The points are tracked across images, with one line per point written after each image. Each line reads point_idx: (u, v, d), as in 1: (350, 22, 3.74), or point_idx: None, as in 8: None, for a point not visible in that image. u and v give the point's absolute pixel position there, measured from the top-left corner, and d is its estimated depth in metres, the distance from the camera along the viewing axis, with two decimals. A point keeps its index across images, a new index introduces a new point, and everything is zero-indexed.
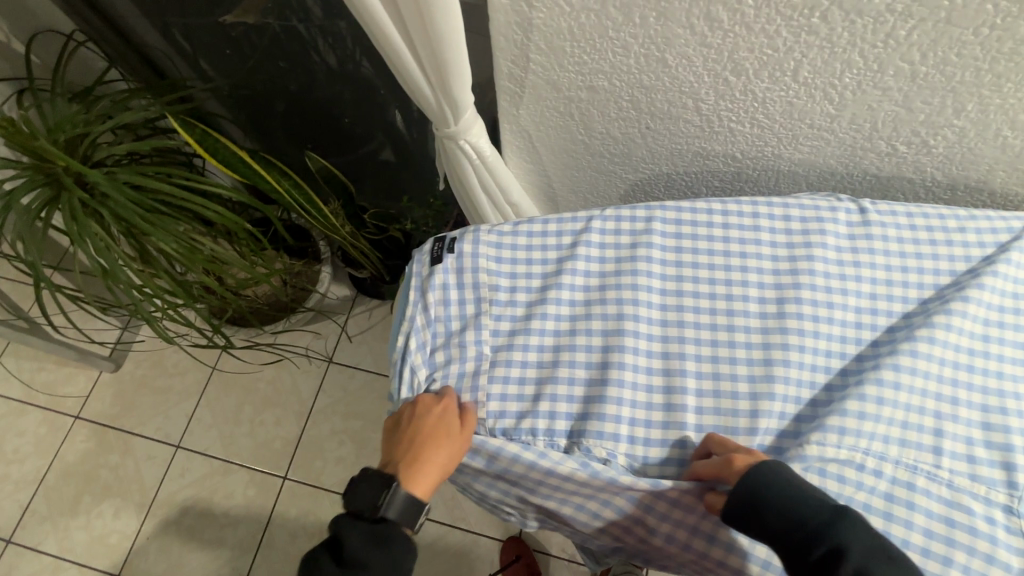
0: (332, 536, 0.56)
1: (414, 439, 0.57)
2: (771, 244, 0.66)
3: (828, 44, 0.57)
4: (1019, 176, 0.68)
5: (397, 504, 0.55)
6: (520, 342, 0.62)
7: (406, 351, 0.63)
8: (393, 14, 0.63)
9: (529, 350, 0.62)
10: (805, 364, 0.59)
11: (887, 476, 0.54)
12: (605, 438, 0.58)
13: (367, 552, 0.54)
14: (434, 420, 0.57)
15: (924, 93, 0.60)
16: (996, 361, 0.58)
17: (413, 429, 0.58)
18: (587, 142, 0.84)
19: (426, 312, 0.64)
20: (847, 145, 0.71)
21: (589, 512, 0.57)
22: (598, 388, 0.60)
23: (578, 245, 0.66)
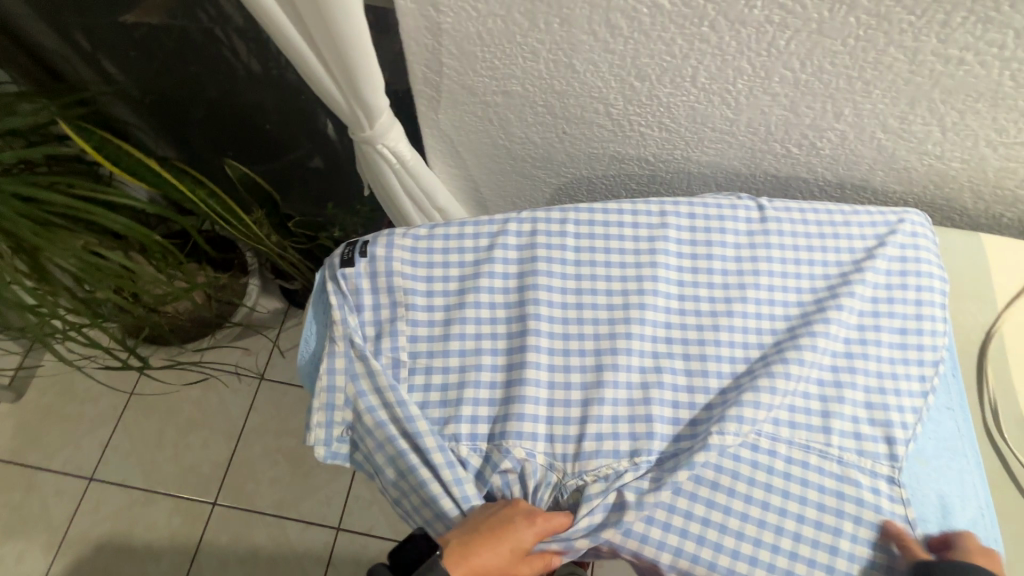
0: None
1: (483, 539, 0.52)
2: (677, 242, 0.69)
3: (719, 51, 0.61)
4: (896, 175, 0.75)
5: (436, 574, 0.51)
6: (439, 347, 0.62)
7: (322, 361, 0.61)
8: (293, 16, 0.61)
9: (450, 353, 0.61)
10: (707, 356, 0.63)
11: (781, 455, 0.58)
12: (524, 438, 0.58)
13: None
14: (516, 529, 0.53)
15: (807, 99, 0.65)
16: (874, 343, 0.63)
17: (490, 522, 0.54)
18: (509, 145, 0.85)
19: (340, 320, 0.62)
20: (747, 147, 0.75)
21: None
22: (517, 388, 0.60)
23: (495, 247, 0.66)
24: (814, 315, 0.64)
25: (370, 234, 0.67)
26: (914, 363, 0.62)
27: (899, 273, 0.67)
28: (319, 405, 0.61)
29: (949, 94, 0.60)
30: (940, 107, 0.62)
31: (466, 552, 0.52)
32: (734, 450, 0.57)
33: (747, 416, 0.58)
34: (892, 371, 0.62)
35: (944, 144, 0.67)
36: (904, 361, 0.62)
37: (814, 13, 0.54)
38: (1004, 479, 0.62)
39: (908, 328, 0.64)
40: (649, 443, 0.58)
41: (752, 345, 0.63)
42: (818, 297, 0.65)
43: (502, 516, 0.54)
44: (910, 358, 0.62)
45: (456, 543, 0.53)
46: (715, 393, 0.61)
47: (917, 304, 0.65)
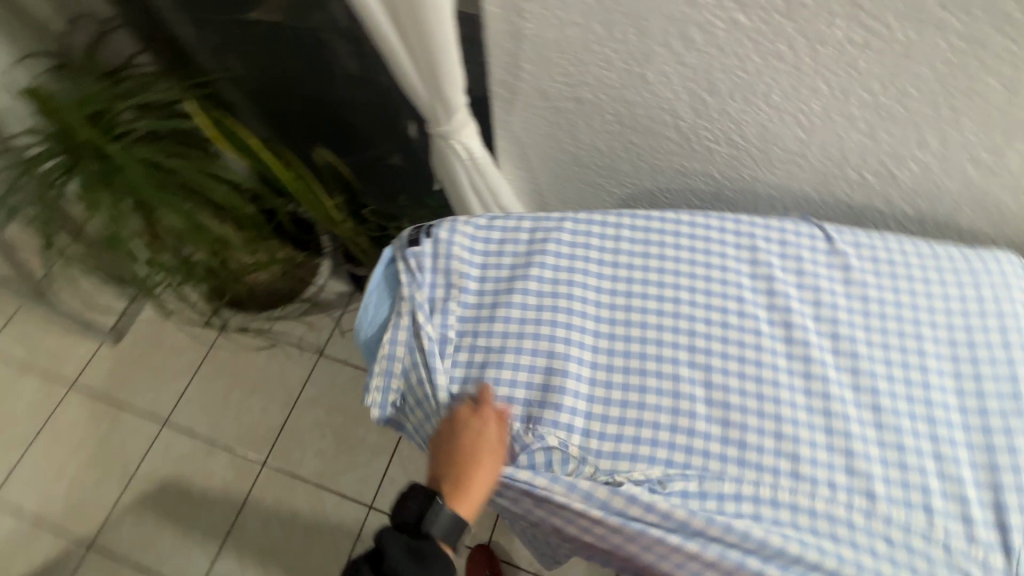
0: (375, 547, 0.57)
1: (463, 460, 0.58)
2: (738, 261, 0.67)
3: (795, 69, 0.60)
4: (985, 214, 0.70)
5: (444, 520, 0.57)
6: (481, 329, 0.64)
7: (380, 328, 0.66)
8: (389, 20, 0.68)
9: (493, 334, 0.63)
10: (762, 379, 0.61)
11: (859, 508, 0.55)
12: (558, 427, 0.59)
13: (407, 565, 0.56)
14: (464, 431, 0.58)
15: (886, 124, 0.63)
16: (971, 405, 0.59)
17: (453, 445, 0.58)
18: (576, 150, 0.87)
19: (411, 295, 0.65)
20: (819, 171, 0.73)
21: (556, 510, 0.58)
22: (558, 378, 0.61)
23: (548, 241, 0.68)
24: (902, 364, 0.61)
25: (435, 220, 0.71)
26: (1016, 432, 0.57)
27: (995, 327, 0.62)
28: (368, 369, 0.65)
29: None
30: None
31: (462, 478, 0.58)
32: (804, 495, 0.56)
33: (805, 457, 0.57)
34: (981, 434, 0.58)
35: None
36: (1005, 431, 0.57)
37: (899, 34, 0.53)
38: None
39: (983, 378, 0.60)
40: (688, 456, 0.58)
41: (831, 382, 0.61)
42: (907, 344, 0.62)
43: (463, 432, 0.58)
44: (1012, 428, 0.57)
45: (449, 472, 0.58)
46: (780, 426, 0.59)
47: (1016, 365, 0.60)
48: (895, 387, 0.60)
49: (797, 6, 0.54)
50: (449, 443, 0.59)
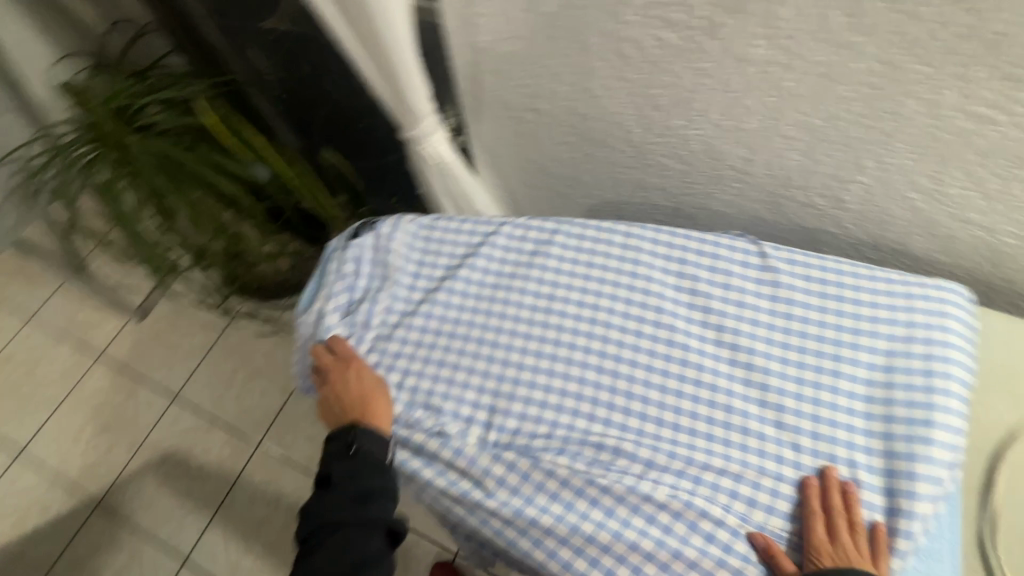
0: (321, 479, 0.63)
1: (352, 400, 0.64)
2: (664, 272, 0.69)
3: (729, 86, 0.61)
4: (939, 243, 0.67)
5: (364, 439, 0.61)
6: (407, 320, 0.69)
7: (311, 310, 0.71)
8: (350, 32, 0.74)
9: (417, 327, 0.68)
10: (666, 389, 0.63)
11: (735, 512, 0.57)
12: (457, 415, 0.63)
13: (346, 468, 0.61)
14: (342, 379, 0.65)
15: (823, 144, 0.62)
16: (878, 428, 0.59)
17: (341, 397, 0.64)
18: (539, 155, 0.89)
19: (340, 284, 0.71)
20: (767, 191, 0.73)
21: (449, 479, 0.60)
22: (466, 368, 0.65)
23: (484, 244, 0.72)
24: (812, 384, 0.62)
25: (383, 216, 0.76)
26: (919, 458, 0.56)
27: (920, 355, 0.61)
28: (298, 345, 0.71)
29: (982, 155, 0.55)
30: (975, 170, 0.57)
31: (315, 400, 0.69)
32: (687, 493, 0.57)
33: (693, 458, 0.60)
34: (888, 459, 0.58)
35: (992, 216, 0.60)
36: (907, 456, 0.57)
37: (819, 54, 0.54)
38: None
39: (895, 403, 0.60)
40: (597, 452, 0.60)
41: (735, 396, 0.63)
42: (824, 365, 0.63)
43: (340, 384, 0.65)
44: (916, 455, 0.57)
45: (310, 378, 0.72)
46: (681, 432, 0.61)
47: (938, 394, 0.59)
48: (802, 405, 0.61)
49: (717, 24, 0.56)
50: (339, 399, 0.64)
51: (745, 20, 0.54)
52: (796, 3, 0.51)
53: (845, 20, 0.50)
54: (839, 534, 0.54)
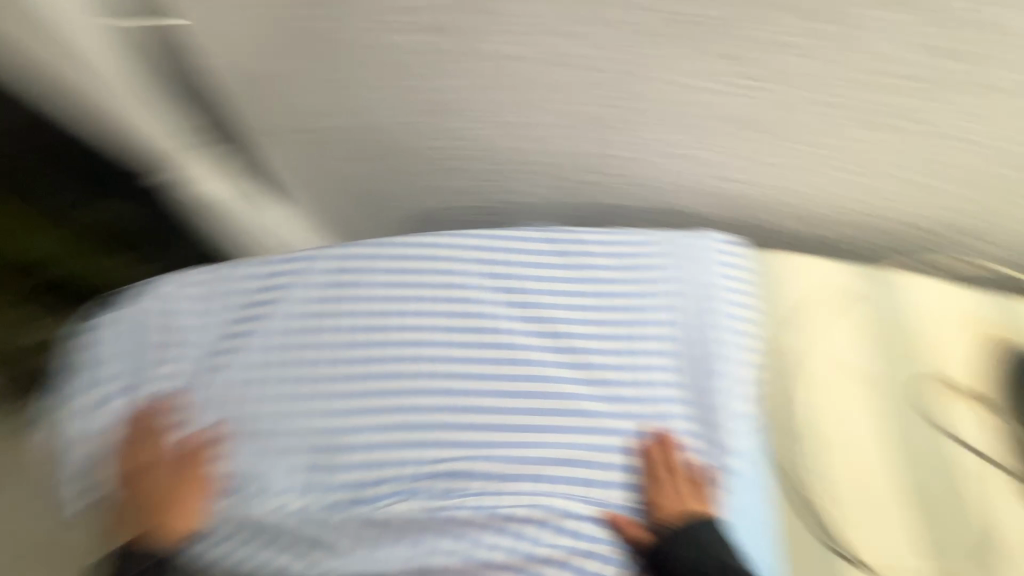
0: None
1: (169, 485, 0.60)
2: (478, 276, 0.68)
3: (486, 79, 0.67)
4: (707, 200, 0.74)
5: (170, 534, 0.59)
6: (210, 384, 0.64)
7: (86, 399, 0.64)
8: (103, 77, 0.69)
9: (223, 390, 0.64)
10: (498, 394, 0.63)
11: (577, 496, 0.59)
12: (280, 477, 0.60)
13: None
14: (166, 461, 0.61)
15: (588, 128, 0.70)
16: (687, 378, 0.64)
17: (160, 480, 0.61)
18: (339, 178, 0.85)
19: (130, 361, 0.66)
20: (560, 178, 0.76)
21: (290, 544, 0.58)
22: (295, 437, 0.61)
23: (283, 287, 0.68)
24: (626, 352, 0.66)
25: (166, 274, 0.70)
26: (721, 396, 0.63)
27: (707, 304, 0.67)
28: (65, 441, 0.63)
29: (704, 118, 0.65)
30: (704, 129, 0.66)
31: (136, 476, 0.62)
32: (535, 496, 0.58)
33: (532, 456, 0.60)
34: (698, 404, 0.63)
35: (733, 168, 0.69)
36: (712, 397, 0.63)
37: (551, 45, 0.61)
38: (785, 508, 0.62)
39: (697, 353, 0.65)
40: (437, 478, 0.59)
41: (563, 382, 0.64)
42: (633, 332, 0.67)
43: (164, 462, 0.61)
44: (717, 394, 0.63)
45: (107, 460, 0.63)
46: (517, 433, 0.61)
47: (726, 336, 0.66)
48: (622, 374, 0.65)
49: (461, 28, 0.62)
50: (158, 481, 0.61)
51: (480, 25, 0.61)
52: (514, 5, 0.58)
53: None
54: (667, 487, 0.58)
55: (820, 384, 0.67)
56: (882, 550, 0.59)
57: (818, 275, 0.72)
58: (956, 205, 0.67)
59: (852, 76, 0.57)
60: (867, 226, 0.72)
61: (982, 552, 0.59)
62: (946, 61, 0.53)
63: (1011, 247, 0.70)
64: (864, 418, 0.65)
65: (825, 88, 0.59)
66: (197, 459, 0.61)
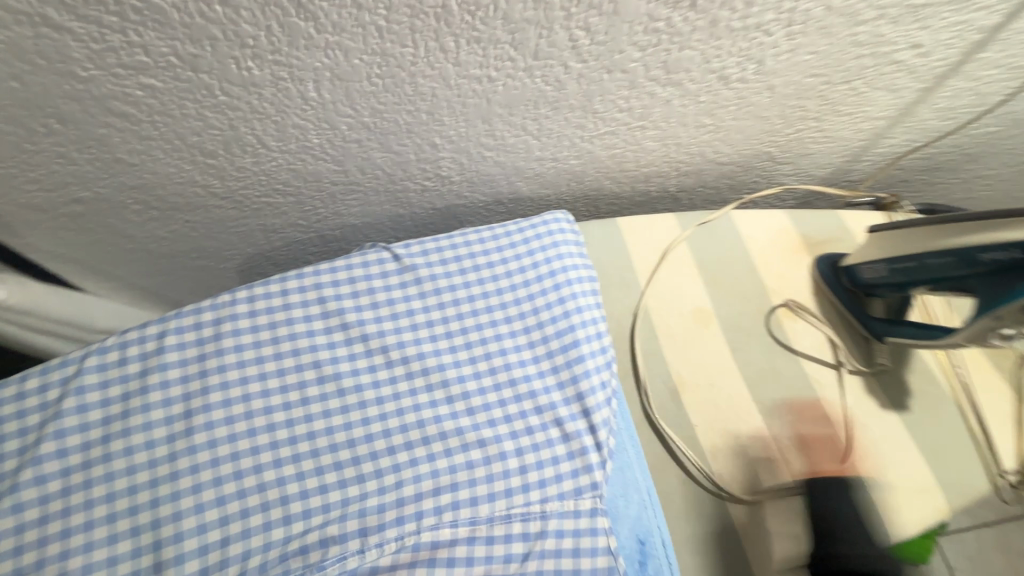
0: None
1: None
2: (308, 320, 0.61)
3: (261, 113, 0.55)
4: (535, 181, 0.75)
5: None
6: None
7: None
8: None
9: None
10: (356, 440, 0.56)
11: (463, 522, 0.53)
12: None
13: None
14: None
15: (391, 137, 0.62)
16: (547, 366, 0.62)
17: None
18: (133, 246, 0.73)
19: None
20: (383, 190, 0.71)
21: None
22: (102, 574, 0.48)
23: (66, 397, 0.54)
24: (482, 359, 0.62)
25: None
26: (585, 376, 0.61)
27: (552, 287, 0.66)
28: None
29: (510, 107, 0.61)
30: (513, 119, 0.63)
31: None
32: (413, 537, 0.52)
33: (408, 495, 0.54)
34: (564, 390, 0.61)
35: (549, 148, 0.69)
36: (572, 380, 0.61)
37: (314, 61, 0.51)
38: (668, 466, 0.62)
39: (549, 338, 0.63)
40: (304, 555, 0.51)
41: (423, 408, 0.58)
42: (485, 334, 0.63)
43: None
44: (577, 375, 0.61)
45: None
46: (385, 476, 0.54)
47: (577, 314, 0.64)
48: (484, 380, 0.61)
49: (193, 58, 0.48)
50: None
51: (215, 47, 0.47)
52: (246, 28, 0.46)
53: (309, 24, 0.47)
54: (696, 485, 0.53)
55: (673, 333, 0.69)
56: (760, 473, 0.61)
57: (648, 231, 0.75)
58: (744, 138, 0.73)
59: (641, 41, 0.55)
60: (670, 179, 0.80)
61: (842, 452, 0.64)
62: (722, 12, 0.53)
63: (785, 162, 0.81)
64: (718, 354, 0.68)
65: (619, 57, 0.57)
66: None
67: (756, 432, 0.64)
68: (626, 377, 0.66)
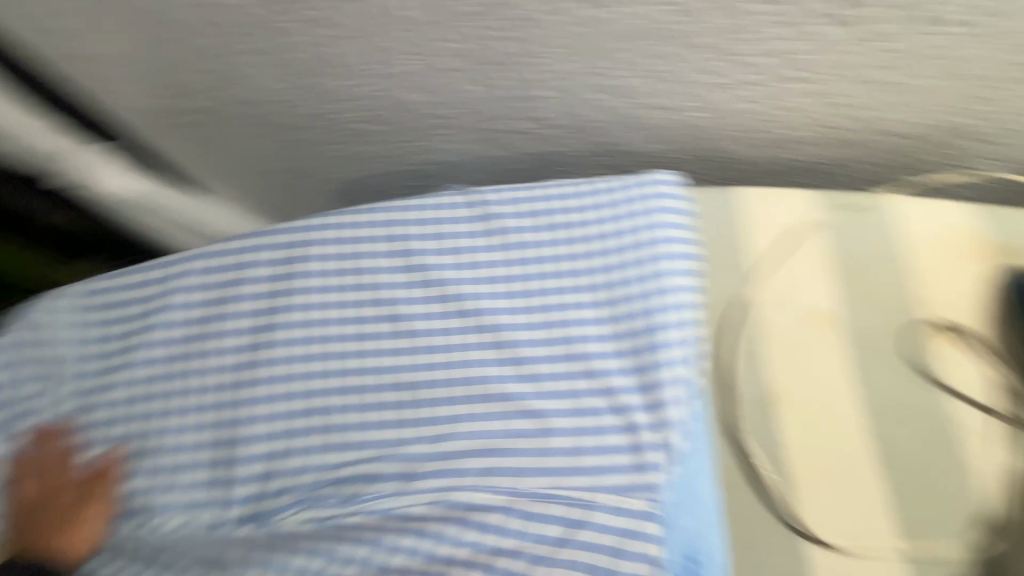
0: None
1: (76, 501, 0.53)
2: (385, 257, 0.59)
3: (356, 31, 0.55)
4: (650, 133, 0.64)
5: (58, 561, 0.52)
6: (101, 399, 0.57)
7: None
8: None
9: (114, 406, 0.57)
10: (412, 384, 0.54)
11: (504, 490, 0.50)
12: (177, 499, 0.53)
13: None
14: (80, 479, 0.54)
15: (490, 69, 0.57)
16: (623, 347, 0.54)
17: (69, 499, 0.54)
18: (248, 157, 0.78)
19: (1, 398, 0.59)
20: (478, 129, 0.66)
21: None
22: (181, 456, 0.54)
23: (173, 292, 0.60)
24: (554, 326, 0.56)
25: (44, 297, 0.63)
26: (664, 366, 0.53)
27: (645, 259, 0.57)
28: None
29: (626, 41, 0.52)
30: (630, 57, 0.53)
31: (45, 491, 0.55)
32: (450, 493, 0.50)
33: (453, 450, 0.51)
34: (636, 376, 0.53)
35: (673, 95, 0.58)
36: (649, 368, 0.53)
37: None
38: (743, 484, 0.54)
39: (630, 318, 0.55)
40: (346, 483, 0.51)
41: (483, 365, 0.55)
42: (561, 300, 0.57)
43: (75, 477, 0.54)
44: (655, 365, 0.53)
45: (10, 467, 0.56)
46: (435, 425, 0.53)
47: (668, 294, 0.55)
48: (554, 348, 0.55)
49: None
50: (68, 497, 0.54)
51: None
52: None
53: None
54: None
55: (784, 336, 0.58)
56: (859, 519, 0.51)
57: (776, 208, 0.62)
58: (940, 105, 0.55)
59: None
60: (820, 150, 0.63)
61: (981, 522, 0.50)
62: None
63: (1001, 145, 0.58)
64: (835, 369, 0.56)
65: None
66: (112, 477, 0.54)
67: (864, 468, 0.53)
68: (714, 377, 0.57)
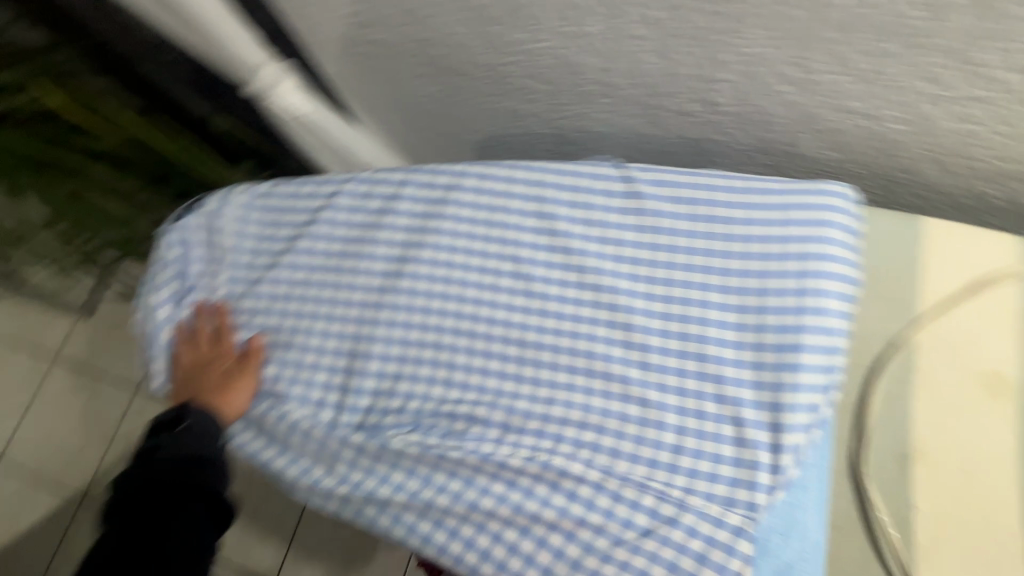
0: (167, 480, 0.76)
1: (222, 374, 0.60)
2: (523, 215, 0.60)
3: None
4: (827, 139, 0.58)
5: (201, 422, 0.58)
6: (253, 291, 0.64)
7: (142, 304, 0.66)
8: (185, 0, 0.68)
9: (262, 299, 0.63)
10: (526, 343, 0.56)
11: (597, 467, 0.50)
12: (302, 394, 0.58)
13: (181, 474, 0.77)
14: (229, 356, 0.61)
15: (674, 41, 0.54)
16: (749, 358, 0.52)
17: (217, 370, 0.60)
18: (406, 94, 0.81)
19: (167, 272, 0.66)
20: (638, 101, 0.64)
21: (301, 465, 0.56)
22: (311, 356, 0.60)
23: (324, 210, 0.64)
24: (679, 320, 0.54)
25: (213, 193, 0.70)
26: (793, 388, 0.49)
27: (797, 273, 0.53)
28: (136, 337, 0.66)
29: (843, 32, 0.47)
30: (838, 50, 0.49)
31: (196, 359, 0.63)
32: (546, 454, 0.51)
33: (554, 415, 0.53)
34: (759, 391, 0.51)
35: (871, 100, 0.52)
36: (775, 385, 0.50)
37: None
38: (851, 532, 0.50)
39: (766, 330, 0.52)
40: (450, 419, 0.54)
41: (598, 342, 0.55)
42: (692, 296, 0.55)
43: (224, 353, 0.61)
44: (784, 384, 0.50)
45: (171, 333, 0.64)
46: (541, 387, 0.54)
47: (814, 314, 0.51)
48: (673, 342, 0.54)
49: None
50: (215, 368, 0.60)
51: None
52: None
53: None
54: None
55: (936, 390, 0.52)
56: None
57: (960, 246, 0.55)
58: None
59: None
60: None
61: None
62: None
63: None
64: (991, 439, 0.50)
65: None
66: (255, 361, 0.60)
67: (1000, 554, 0.47)
68: (843, 413, 0.53)
